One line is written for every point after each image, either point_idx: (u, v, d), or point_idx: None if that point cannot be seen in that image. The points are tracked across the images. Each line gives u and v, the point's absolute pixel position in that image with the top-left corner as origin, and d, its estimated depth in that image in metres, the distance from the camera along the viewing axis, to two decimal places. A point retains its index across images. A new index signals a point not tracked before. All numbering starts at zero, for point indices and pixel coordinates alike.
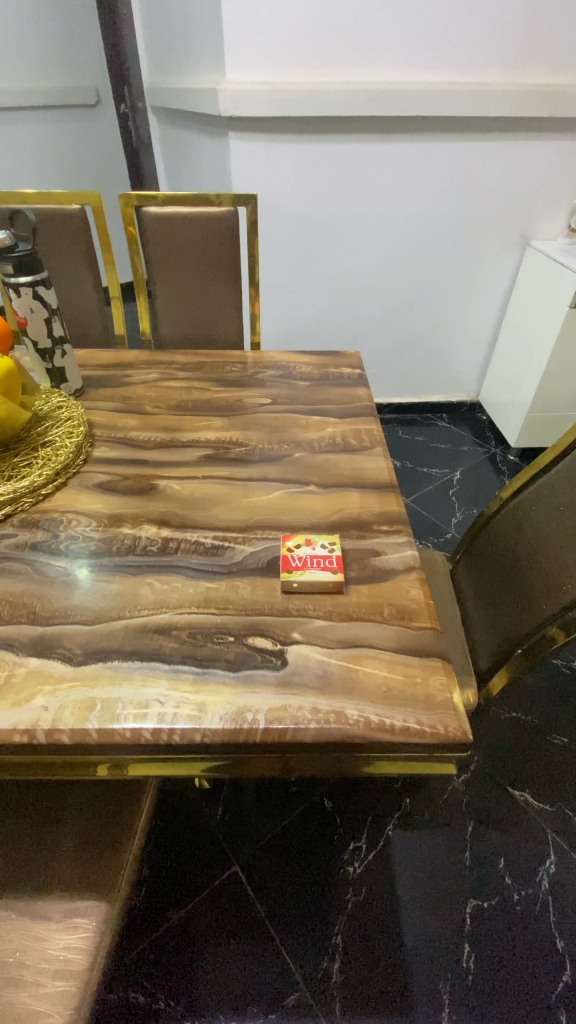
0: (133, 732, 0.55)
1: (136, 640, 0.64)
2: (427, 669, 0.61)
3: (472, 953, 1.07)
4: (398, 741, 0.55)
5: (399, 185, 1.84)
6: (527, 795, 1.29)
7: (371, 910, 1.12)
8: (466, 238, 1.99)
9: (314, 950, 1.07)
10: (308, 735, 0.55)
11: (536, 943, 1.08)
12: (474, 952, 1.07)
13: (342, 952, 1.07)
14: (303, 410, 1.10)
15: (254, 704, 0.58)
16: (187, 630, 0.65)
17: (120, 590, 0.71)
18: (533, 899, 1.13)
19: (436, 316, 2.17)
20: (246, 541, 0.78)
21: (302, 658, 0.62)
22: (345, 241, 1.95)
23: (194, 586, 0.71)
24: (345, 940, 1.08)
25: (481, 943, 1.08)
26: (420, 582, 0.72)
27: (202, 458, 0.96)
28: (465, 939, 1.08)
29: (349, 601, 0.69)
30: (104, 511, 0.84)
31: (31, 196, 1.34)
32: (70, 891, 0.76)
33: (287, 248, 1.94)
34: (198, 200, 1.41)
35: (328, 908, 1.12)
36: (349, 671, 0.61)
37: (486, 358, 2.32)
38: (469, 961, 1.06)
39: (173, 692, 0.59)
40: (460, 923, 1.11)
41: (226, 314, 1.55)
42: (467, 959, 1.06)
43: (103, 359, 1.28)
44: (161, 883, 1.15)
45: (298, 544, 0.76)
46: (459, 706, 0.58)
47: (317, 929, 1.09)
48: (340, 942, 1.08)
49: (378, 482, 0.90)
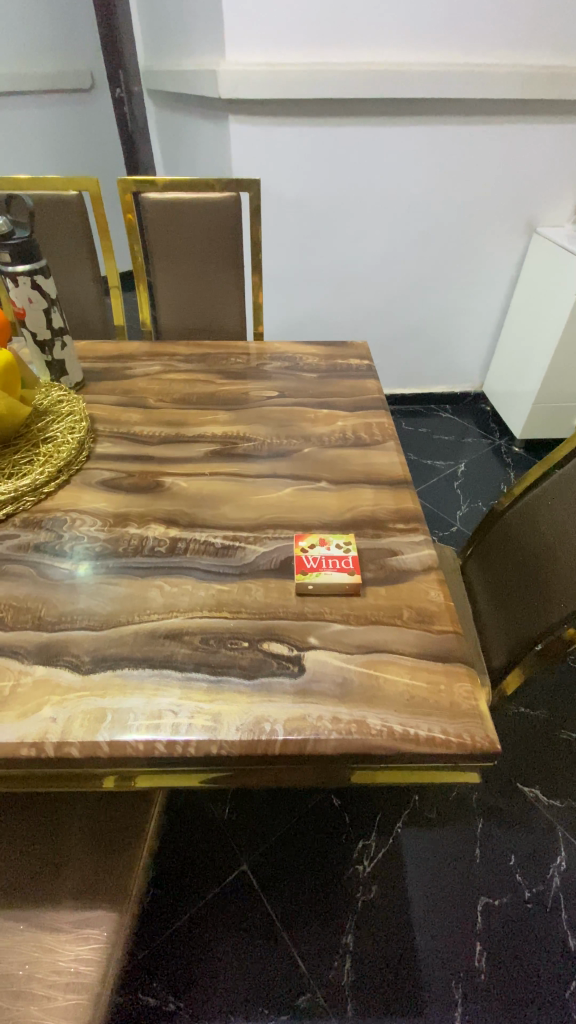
0: (146, 745, 0.53)
1: (145, 646, 0.62)
2: (452, 676, 0.59)
3: (484, 952, 1.06)
4: (423, 752, 0.53)
5: (403, 172, 1.80)
6: (536, 793, 1.27)
7: (381, 909, 1.11)
8: (470, 226, 1.94)
9: (325, 951, 1.06)
10: (329, 747, 0.53)
11: (548, 942, 1.07)
12: (486, 951, 1.06)
13: (353, 953, 1.05)
14: (311, 403, 1.07)
15: (271, 714, 0.55)
16: (199, 636, 0.63)
17: (128, 593, 0.68)
18: (544, 897, 1.12)
19: (440, 304, 2.12)
20: (257, 541, 0.75)
21: (321, 664, 0.60)
22: (346, 231, 1.90)
23: (205, 588, 0.69)
24: (356, 939, 1.07)
25: (493, 942, 1.07)
26: (440, 584, 0.69)
27: (208, 454, 0.93)
28: (477, 939, 1.07)
29: (367, 604, 0.67)
30: (108, 510, 0.81)
31: (27, 182, 1.29)
32: (79, 901, 0.74)
33: (289, 237, 1.89)
34: (199, 185, 1.36)
35: (338, 907, 1.11)
36: (370, 678, 0.58)
37: (491, 348, 2.28)
38: (481, 960, 1.05)
39: (187, 702, 0.56)
40: (472, 921, 1.10)
41: (228, 304, 1.51)
42: (479, 958, 1.05)
43: (104, 350, 1.25)
44: (168, 885, 1.13)
45: (312, 544, 0.73)
46: (486, 713, 0.56)
47: (328, 930, 1.08)
48: (350, 942, 1.07)
49: (392, 478, 0.87)
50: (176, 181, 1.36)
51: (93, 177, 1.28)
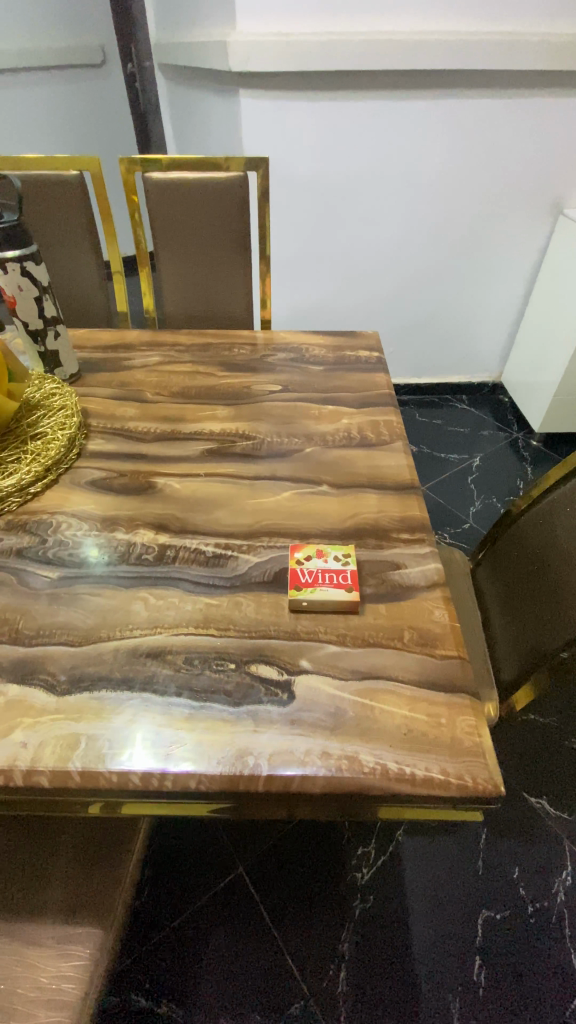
0: (120, 776, 0.50)
1: (125, 666, 0.58)
2: (454, 708, 0.54)
3: (483, 966, 1.03)
4: (420, 794, 0.49)
5: (422, 150, 1.70)
6: (543, 804, 1.22)
7: (379, 918, 1.08)
8: (491, 207, 1.84)
9: (320, 958, 1.03)
10: (317, 786, 0.49)
11: (550, 958, 1.03)
12: (485, 965, 1.03)
13: (349, 962, 1.03)
14: (315, 399, 1.01)
15: (255, 747, 0.51)
16: (182, 656, 0.59)
17: (111, 606, 0.64)
18: (548, 913, 1.08)
19: (457, 290, 2.03)
20: (251, 550, 0.71)
21: (313, 692, 0.55)
22: (360, 213, 1.81)
23: (192, 602, 0.64)
24: (352, 949, 1.04)
25: (494, 956, 1.03)
26: (446, 602, 0.64)
27: (205, 453, 0.88)
28: (476, 951, 1.04)
29: (365, 623, 0.62)
30: (96, 513, 0.77)
31: (23, 161, 1.23)
32: (62, 916, 0.71)
33: (301, 221, 1.81)
34: (205, 164, 1.29)
35: (335, 916, 1.08)
36: (365, 709, 0.54)
37: (511, 336, 2.17)
38: (480, 974, 1.02)
39: (165, 731, 0.53)
40: (471, 934, 1.06)
41: (233, 290, 1.44)
42: (477, 972, 1.02)
43: (103, 339, 1.20)
44: (162, 886, 1.12)
45: (309, 556, 0.68)
46: (490, 752, 0.51)
47: (323, 937, 1.06)
48: (346, 951, 1.04)
49: (399, 482, 0.82)
50: (182, 159, 1.29)
51: (95, 156, 1.21)
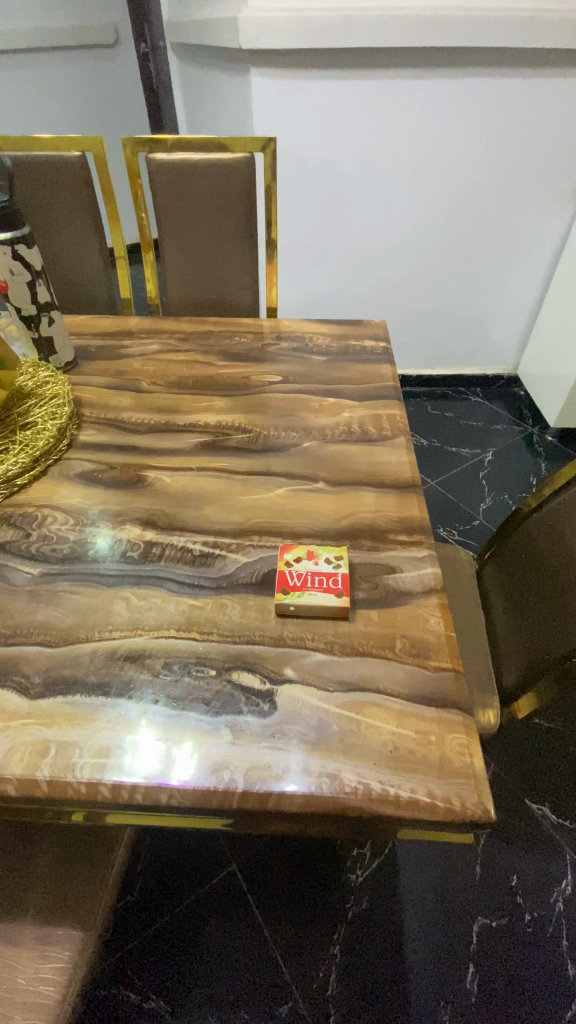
0: (89, 788, 0.48)
1: (101, 670, 0.55)
2: (445, 726, 0.51)
3: (476, 973, 1.00)
4: (403, 817, 0.46)
5: (439, 131, 1.62)
6: (545, 810, 1.19)
7: (371, 922, 1.05)
8: (510, 191, 1.75)
9: (310, 959, 1.01)
10: (294, 806, 0.46)
11: (543, 967, 1.00)
12: (478, 972, 1.00)
13: (339, 963, 1.01)
14: (316, 390, 0.97)
15: (231, 761, 0.49)
16: (161, 661, 0.56)
17: (91, 605, 0.62)
18: (546, 921, 1.05)
19: (472, 278, 1.96)
20: (240, 550, 0.68)
21: (296, 704, 0.52)
22: (374, 197, 1.74)
23: (175, 603, 0.62)
24: (343, 950, 1.02)
25: (487, 963, 1.01)
26: (442, 610, 0.60)
27: (198, 446, 0.85)
28: (470, 958, 1.01)
29: (355, 630, 0.58)
30: (83, 507, 0.75)
31: (22, 141, 1.17)
32: (43, 917, 0.70)
33: (311, 207, 1.76)
34: (210, 145, 1.24)
35: (328, 915, 1.06)
36: (350, 724, 0.51)
37: (528, 327, 2.09)
38: (473, 982, 0.99)
39: (138, 741, 0.50)
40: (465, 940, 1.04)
41: (239, 278, 1.38)
42: (470, 979, 0.99)
43: (101, 325, 1.16)
44: (153, 881, 1.09)
45: (299, 557, 0.64)
46: (482, 774, 0.48)
47: (315, 935, 1.04)
48: (337, 952, 1.02)
49: (399, 480, 0.78)
50: (185, 140, 1.24)
51: (96, 136, 1.15)
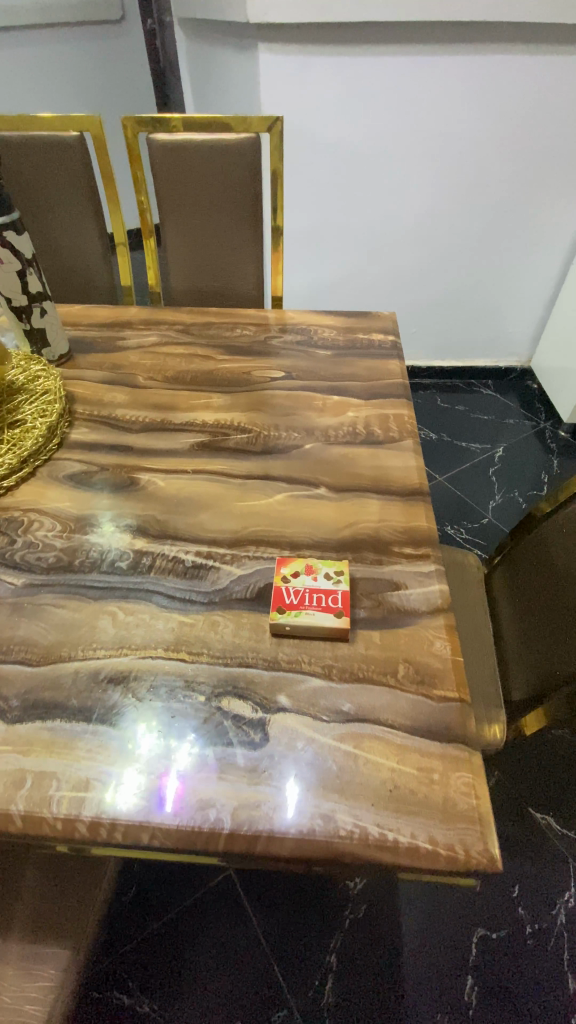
0: (66, 824, 0.45)
1: (84, 693, 0.52)
2: (450, 763, 0.47)
3: (475, 986, 0.95)
4: (401, 864, 0.43)
5: (456, 111, 1.53)
6: (549, 821, 1.12)
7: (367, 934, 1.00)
8: (531, 175, 1.67)
9: (307, 963, 0.97)
10: (285, 849, 0.43)
11: (543, 983, 0.95)
12: (477, 984, 0.95)
13: (336, 970, 0.96)
14: (319, 388, 0.92)
15: (218, 797, 0.45)
16: (147, 684, 0.52)
17: (75, 619, 0.58)
18: (548, 935, 0.99)
19: (487, 266, 1.87)
20: (235, 561, 0.64)
21: (289, 736, 0.49)
22: (387, 179, 1.66)
23: (164, 621, 0.58)
24: (341, 958, 0.97)
25: (487, 977, 0.95)
26: (449, 633, 0.56)
27: (194, 447, 0.81)
28: (468, 970, 0.96)
29: (355, 652, 0.54)
30: (71, 512, 0.71)
31: (16, 120, 1.11)
32: (31, 933, 0.68)
33: (322, 190, 1.67)
34: (213, 123, 1.15)
35: (325, 920, 1.01)
36: (347, 760, 0.47)
37: (544, 317, 2.00)
38: (471, 994, 0.94)
39: (120, 773, 0.47)
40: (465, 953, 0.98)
41: (243, 265, 1.30)
42: (468, 992, 0.94)
43: (98, 314, 1.11)
44: (144, 888, 1.04)
45: (296, 572, 0.60)
46: (487, 818, 0.45)
47: (311, 942, 0.99)
48: (334, 960, 0.97)
49: (406, 486, 0.73)
50: (195, 121, 1.15)
51: (93, 114, 1.09)
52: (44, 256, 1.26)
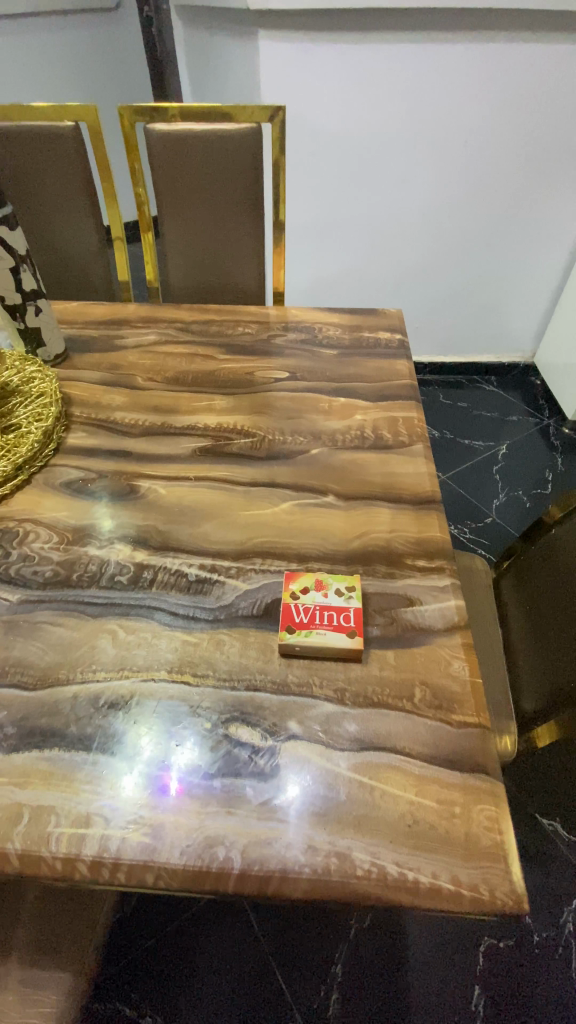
0: (66, 863, 0.42)
1: (83, 720, 0.49)
2: (472, 795, 0.45)
3: (482, 997, 0.88)
4: (422, 907, 0.40)
5: (462, 99, 1.45)
6: (557, 828, 1.03)
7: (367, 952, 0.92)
8: (542, 167, 1.59)
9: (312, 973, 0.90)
10: (298, 890, 0.41)
11: (550, 992, 0.88)
12: (484, 995, 0.88)
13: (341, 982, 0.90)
14: (325, 389, 0.89)
15: (227, 834, 0.43)
16: (149, 711, 0.49)
17: (73, 639, 0.55)
18: (555, 944, 0.93)
19: (490, 261, 1.79)
20: (240, 574, 0.61)
21: (301, 766, 0.46)
22: (391, 171, 1.58)
23: (167, 639, 0.55)
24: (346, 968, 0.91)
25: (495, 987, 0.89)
26: (467, 652, 0.54)
27: (196, 453, 0.78)
28: (475, 980, 0.89)
29: (369, 674, 0.52)
30: (68, 522, 0.68)
31: (8, 109, 1.07)
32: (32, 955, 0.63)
33: (322, 182, 1.60)
34: (213, 113, 1.11)
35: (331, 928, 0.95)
36: (362, 793, 0.45)
37: (547, 314, 1.93)
38: (478, 1004, 0.87)
39: (122, 807, 0.44)
40: (471, 958, 0.91)
41: (244, 260, 1.26)
42: (476, 1003, 0.88)
43: (94, 311, 1.07)
44: (133, 924, 0.95)
45: (306, 587, 0.57)
46: (511, 856, 0.42)
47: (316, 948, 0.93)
48: (339, 972, 0.90)
49: (417, 494, 0.70)
50: (193, 110, 1.10)
51: (89, 103, 1.05)
52: (38, 250, 1.22)
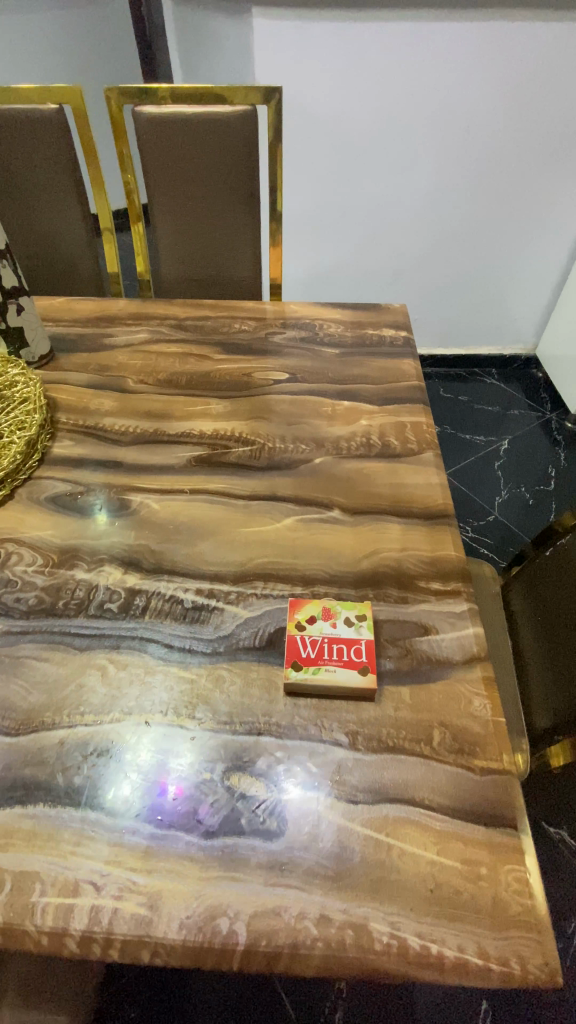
0: (52, 939, 0.38)
1: (70, 772, 0.45)
2: (499, 854, 0.41)
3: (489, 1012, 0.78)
4: (447, 983, 0.37)
5: (466, 83, 1.35)
6: (564, 836, 0.90)
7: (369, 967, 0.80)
8: (550, 156, 1.50)
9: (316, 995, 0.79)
10: (310, 968, 0.37)
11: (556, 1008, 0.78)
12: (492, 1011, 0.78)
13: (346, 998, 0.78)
14: (328, 392, 0.84)
15: (230, 904, 0.39)
16: (142, 761, 0.45)
17: (59, 677, 0.50)
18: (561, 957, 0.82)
19: (491, 252, 1.69)
20: (241, 599, 0.56)
21: (311, 822, 0.42)
22: (391, 159, 1.48)
23: (163, 677, 0.50)
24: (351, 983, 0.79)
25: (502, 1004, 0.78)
26: (487, 688, 0.49)
27: (191, 463, 0.73)
28: (482, 996, 0.79)
29: (382, 716, 0.47)
30: (54, 542, 0.63)
31: None
32: None
33: (319, 171, 1.50)
34: (207, 95, 1.04)
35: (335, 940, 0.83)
36: (379, 854, 0.41)
37: (550, 307, 1.83)
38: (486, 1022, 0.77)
39: (115, 872, 0.40)
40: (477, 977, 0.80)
41: (238, 251, 1.20)
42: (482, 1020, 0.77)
43: (81, 308, 1.01)
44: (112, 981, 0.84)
45: (312, 617, 0.53)
46: (545, 923, 0.38)
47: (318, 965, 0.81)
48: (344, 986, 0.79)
49: (428, 507, 0.66)
50: (185, 90, 1.04)
51: (74, 85, 0.98)
52: (22, 242, 1.16)
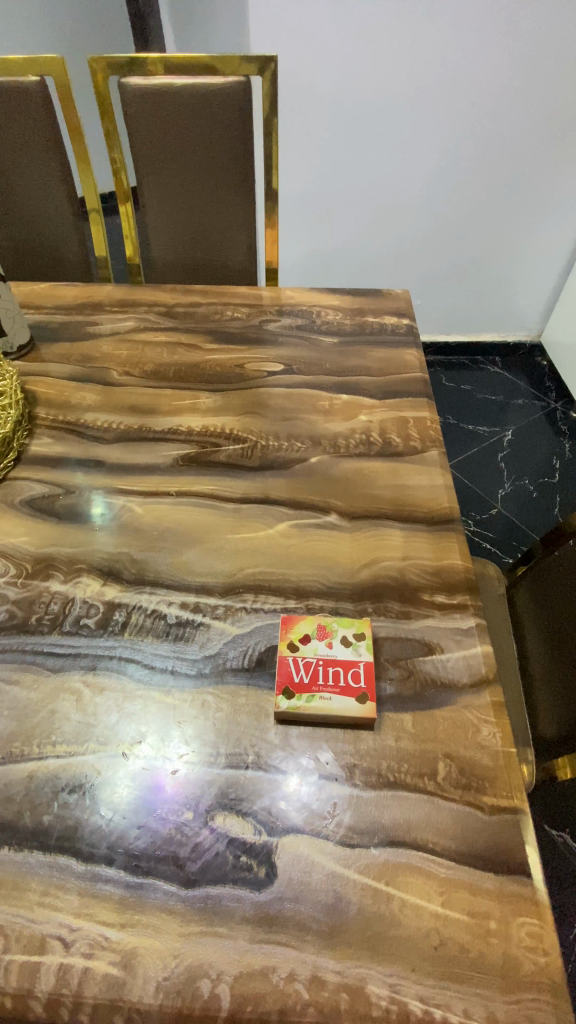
0: (16, 1002, 0.34)
1: (41, 810, 0.41)
2: (510, 905, 0.37)
3: None
4: None
5: (473, 56, 1.27)
6: (567, 840, 0.85)
7: None
8: (560, 133, 1.41)
9: None
10: None
11: None
12: None
13: None
14: (325, 385, 0.79)
15: (213, 964, 0.35)
16: (119, 799, 0.41)
17: (30, 702, 0.46)
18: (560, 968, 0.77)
19: (496, 235, 1.62)
20: (230, 615, 0.52)
21: (303, 869, 0.38)
22: (394, 137, 1.40)
23: (143, 702, 0.46)
24: None
25: None
26: (497, 715, 0.45)
27: (178, 462, 0.68)
28: None
29: (383, 747, 0.43)
30: (29, 551, 0.58)
31: None
32: None
33: (318, 149, 1.41)
34: (198, 65, 0.97)
35: None
36: (378, 905, 0.37)
37: (556, 292, 1.76)
38: None
39: (85, 927, 0.36)
40: None
41: (231, 233, 1.13)
42: None
43: (64, 293, 0.96)
44: None
45: (306, 636, 0.49)
46: (560, 984, 0.35)
47: None
48: None
49: (431, 511, 0.61)
50: (175, 59, 0.96)
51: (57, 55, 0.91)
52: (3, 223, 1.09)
